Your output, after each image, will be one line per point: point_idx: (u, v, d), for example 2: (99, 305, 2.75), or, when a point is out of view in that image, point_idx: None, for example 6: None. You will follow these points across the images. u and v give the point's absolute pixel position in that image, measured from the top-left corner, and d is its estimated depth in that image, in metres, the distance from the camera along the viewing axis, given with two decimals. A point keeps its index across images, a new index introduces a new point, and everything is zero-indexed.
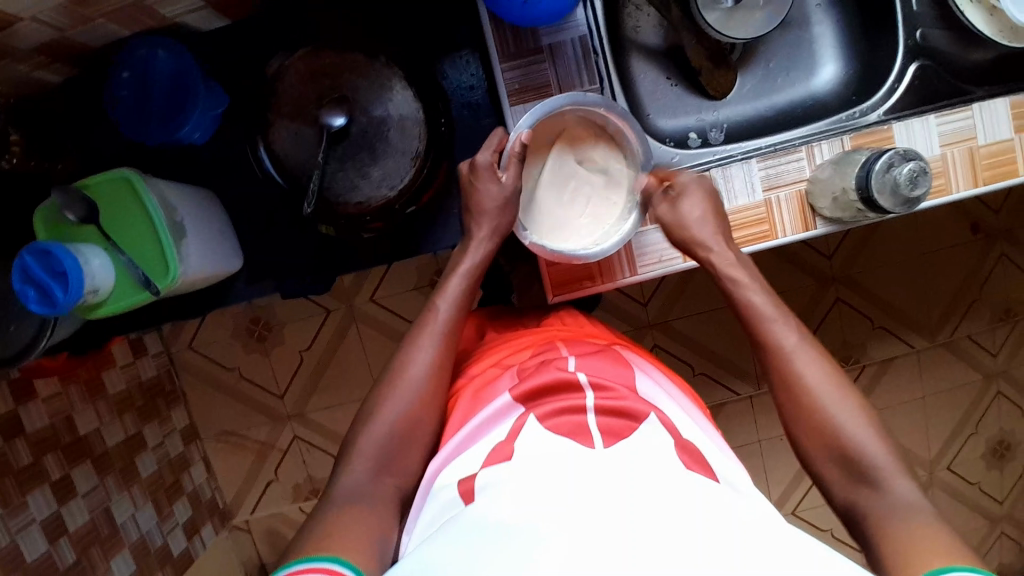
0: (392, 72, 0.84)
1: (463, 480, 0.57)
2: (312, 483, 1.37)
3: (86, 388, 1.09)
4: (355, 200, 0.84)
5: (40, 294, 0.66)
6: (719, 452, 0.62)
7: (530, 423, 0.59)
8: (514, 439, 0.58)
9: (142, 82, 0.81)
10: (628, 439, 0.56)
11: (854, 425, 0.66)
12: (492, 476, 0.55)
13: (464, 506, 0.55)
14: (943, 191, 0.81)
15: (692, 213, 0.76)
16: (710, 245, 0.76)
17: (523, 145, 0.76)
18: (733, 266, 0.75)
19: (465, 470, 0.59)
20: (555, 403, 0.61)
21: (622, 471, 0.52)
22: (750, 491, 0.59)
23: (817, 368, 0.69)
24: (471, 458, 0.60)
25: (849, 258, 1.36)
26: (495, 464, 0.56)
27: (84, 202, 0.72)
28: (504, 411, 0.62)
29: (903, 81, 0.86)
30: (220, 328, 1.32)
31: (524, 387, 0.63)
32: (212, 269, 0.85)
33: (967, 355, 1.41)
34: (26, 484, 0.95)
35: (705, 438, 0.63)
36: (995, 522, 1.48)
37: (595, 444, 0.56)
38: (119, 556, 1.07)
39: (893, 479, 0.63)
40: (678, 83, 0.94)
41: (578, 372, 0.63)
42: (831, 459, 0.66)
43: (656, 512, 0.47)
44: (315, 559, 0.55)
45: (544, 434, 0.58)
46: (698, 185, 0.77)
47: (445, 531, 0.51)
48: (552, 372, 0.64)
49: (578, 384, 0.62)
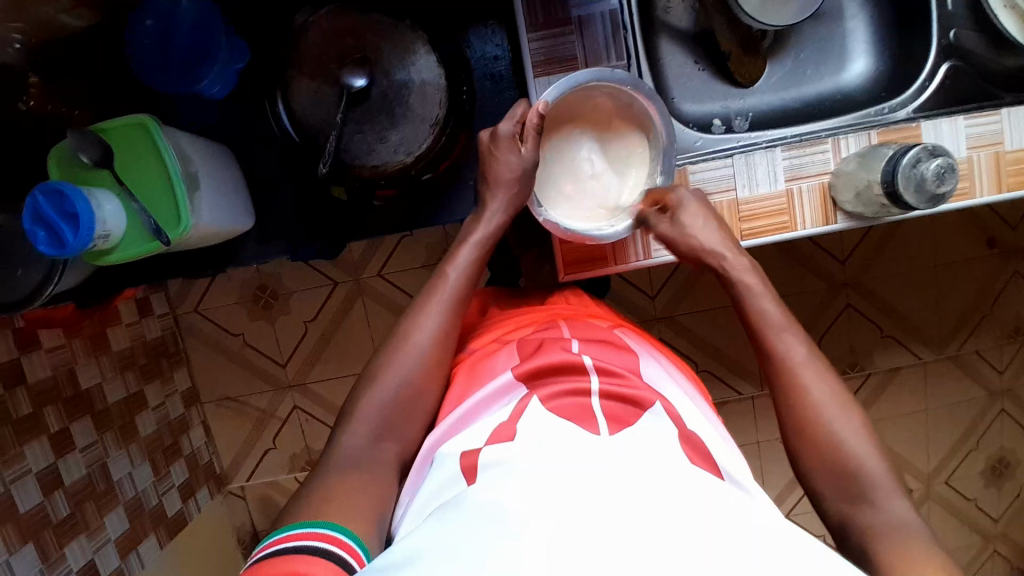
0: (417, 37, 0.83)
1: (466, 453, 0.56)
2: (308, 454, 1.37)
3: (90, 343, 1.09)
4: (371, 164, 0.84)
5: (50, 235, 0.65)
6: (723, 445, 0.61)
7: (533, 405, 0.58)
8: (517, 420, 0.57)
9: (165, 31, 0.80)
10: (632, 428, 0.55)
11: (857, 443, 0.65)
12: (497, 454, 0.53)
13: (465, 484, 0.53)
14: (967, 194, 0.79)
15: (694, 226, 0.75)
16: (725, 252, 0.76)
17: (541, 116, 0.73)
18: (744, 273, 0.76)
19: (469, 444, 0.57)
20: (560, 384, 0.60)
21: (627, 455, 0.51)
22: (755, 490, 0.57)
23: (824, 384, 0.68)
24: (472, 434, 0.58)
25: (863, 264, 1.34)
26: (497, 442, 0.55)
27: (99, 145, 0.71)
28: (507, 390, 0.61)
29: (935, 80, 0.84)
30: (226, 293, 1.32)
31: (526, 366, 0.62)
32: (223, 225, 0.84)
33: (973, 371, 1.39)
34: (23, 434, 0.95)
35: (711, 430, 0.62)
36: (990, 541, 1.47)
37: (600, 430, 0.54)
38: (113, 514, 1.08)
39: (890, 497, 0.62)
40: (705, 68, 0.92)
41: (583, 356, 0.62)
42: (828, 475, 0.65)
43: (665, 497, 0.46)
44: (314, 525, 0.55)
45: (545, 415, 0.56)
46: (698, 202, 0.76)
47: (444, 511, 0.49)
48: (557, 354, 0.63)
49: (583, 367, 0.61)
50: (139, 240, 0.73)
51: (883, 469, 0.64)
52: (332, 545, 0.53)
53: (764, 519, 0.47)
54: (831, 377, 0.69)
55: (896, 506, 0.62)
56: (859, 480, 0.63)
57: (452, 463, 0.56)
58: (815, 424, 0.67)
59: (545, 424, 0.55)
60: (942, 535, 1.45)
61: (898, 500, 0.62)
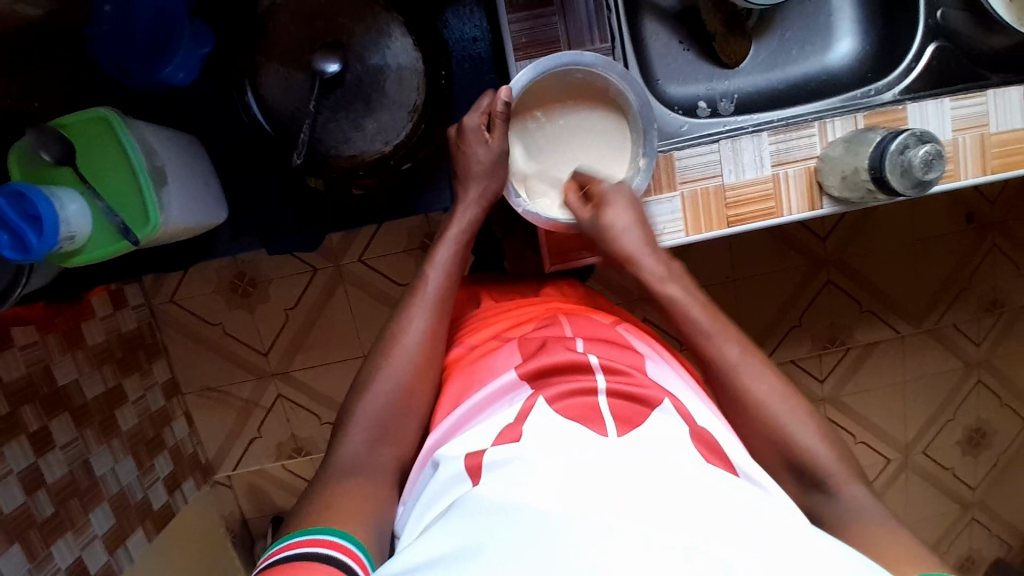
0: (392, 19, 0.80)
1: (470, 454, 0.54)
2: (296, 441, 1.36)
3: (64, 339, 1.06)
4: (348, 153, 0.82)
5: (14, 239, 0.62)
6: (727, 437, 0.59)
7: (539, 406, 0.56)
8: (523, 421, 0.55)
9: (125, 17, 0.76)
10: (643, 428, 0.53)
11: (810, 432, 0.62)
12: (504, 454, 0.51)
13: (471, 484, 0.51)
14: (952, 176, 0.79)
15: (617, 223, 0.72)
16: (642, 258, 0.72)
17: (507, 105, 0.73)
18: (665, 282, 0.71)
19: (472, 445, 0.55)
20: (563, 384, 0.58)
21: (641, 453, 0.49)
22: (772, 486, 0.55)
23: (779, 382, 0.65)
24: (476, 435, 0.57)
25: (845, 239, 1.34)
26: (505, 444, 0.53)
27: (60, 141, 0.68)
28: (512, 391, 0.59)
29: (921, 62, 0.83)
30: (204, 282, 1.28)
31: (529, 365, 0.60)
32: (194, 222, 0.82)
33: (950, 343, 1.42)
34: (1, 435, 0.92)
35: (712, 418, 0.61)
36: (966, 508, 1.52)
37: (608, 431, 0.52)
38: (98, 509, 1.06)
39: (849, 480, 0.60)
40: (689, 48, 0.90)
41: (589, 355, 0.61)
42: (789, 471, 0.63)
43: (683, 496, 0.44)
44: (319, 532, 0.53)
45: (551, 417, 0.54)
46: (622, 188, 0.74)
47: (453, 514, 0.47)
48: (561, 353, 0.61)
49: (589, 366, 0.59)
50: (108, 239, 0.70)
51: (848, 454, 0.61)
52: (335, 551, 0.51)
53: (766, 507, 0.46)
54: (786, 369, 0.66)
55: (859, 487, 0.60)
56: (808, 485, 0.62)
57: (455, 463, 0.54)
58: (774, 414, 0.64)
59: (549, 423, 0.54)
60: (919, 503, 1.49)
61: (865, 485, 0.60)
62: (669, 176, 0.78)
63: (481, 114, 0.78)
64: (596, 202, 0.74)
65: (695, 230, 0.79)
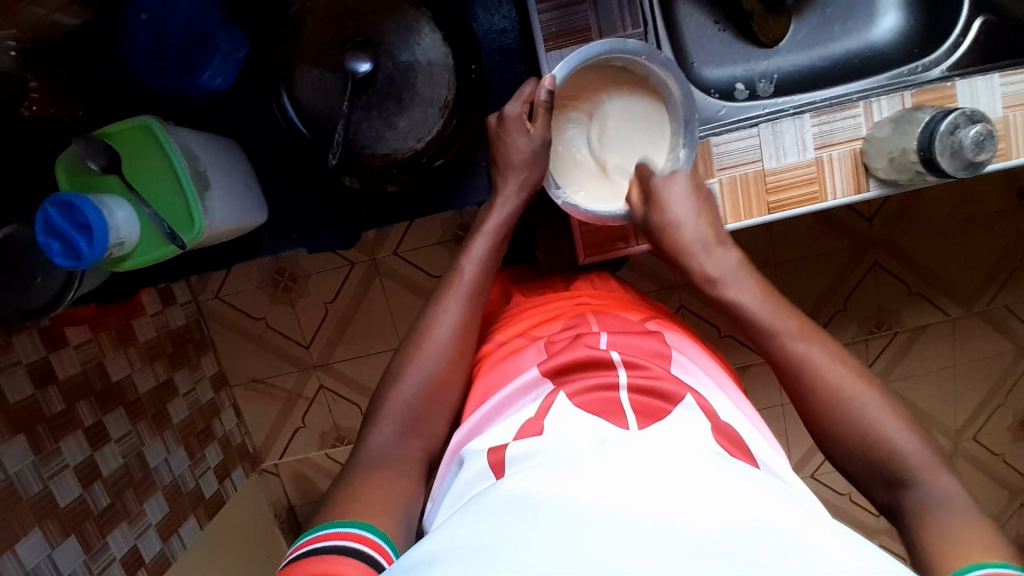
0: (420, 14, 0.80)
1: (493, 449, 0.54)
2: (338, 431, 1.39)
3: (116, 336, 1.10)
4: (382, 151, 0.82)
5: (65, 247, 0.65)
6: (753, 433, 0.58)
7: (559, 402, 0.56)
8: (544, 416, 0.55)
9: (160, 24, 0.77)
10: (663, 421, 0.52)
11: (860, 427, 0.60)
12: (522, 450, 0.52)
13: (493, 479, 0.51)
14: (1004, 155, 0.75)
15: (679, 217, 0.71)
16: (693, 254, 0.72)
17: (550, 93, 0.72)
18: (715, 273, 0.70)
19: (498, 438, 0.55)
20: (582, 381, 0.58)
21: (662, 446, 0.49)
22: (794, 483, 0.55)
23: (825, 373, 0.63)
24: (501, 429, 0.57)
25: (891, 220, 1.29)
26: (523, 438, 0.53)
27: (105, 151, 0.70)
28: (532, 387, 0.59)
29: (969, 36, 0.81)
30: (246, 278, 1.31)
31: (551, 362, 0.60)
32: (237, 222, 0.84)
33: (1003, 326, 1.36)
34: (58, 430, 0.96)
35: (741, 416, 0.60)
36: (1018, 496, 1.46)
37: (628, 423, 0.52)
38: (152, 499, 1.10)
39: (898, 475, 0.58)
40: (726, 29, 0.87)
41: (611, 351, 0.60)
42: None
43: (691, 485, 0.44)
44: (345, 524, 0.54)
45: (574, 411, 0.54)
46: (677, 180, 0.72)
47: (474, 506, 0.47)
48: (582, 350, 0.61)
49: (611, 362, 0.59)
50: (155, 244, 0.72)
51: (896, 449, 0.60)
52: (362, 545, 0.52)
53: (792, 506, 0.44)
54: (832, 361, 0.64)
55: (915, 480, 0.58)
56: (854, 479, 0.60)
57: (480, 459, 0.54)
58: (820, 404, 0.62)
59: (568, 416, 0.54)
60: (968, 490, 1.45)
61: (917, 478, 0.58)
62: (706, 164, 0.76)
63: (523, 103, 0.76)
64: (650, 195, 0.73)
65: (734, 218, 0.77)
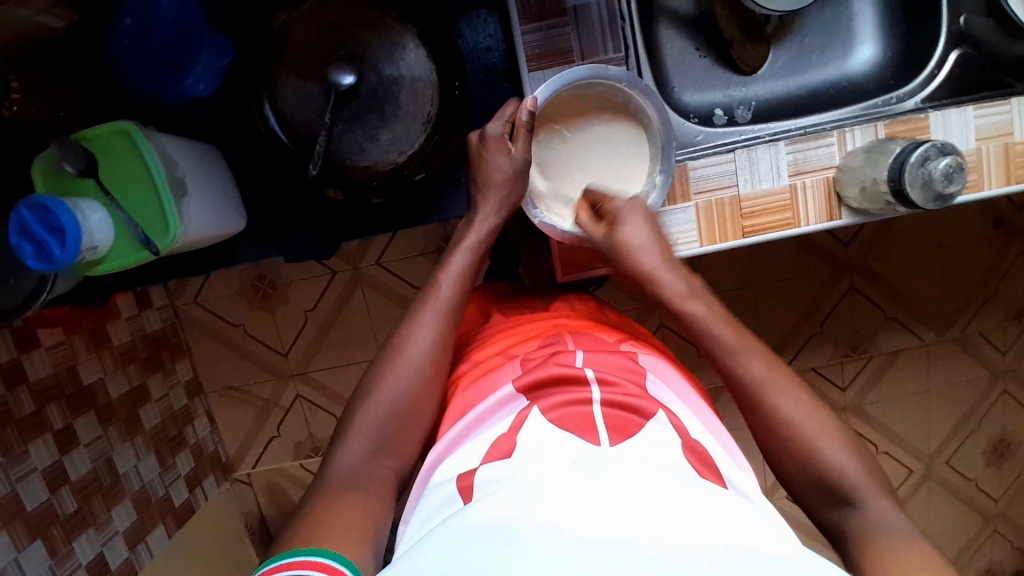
0: (406, 30, 0.81)
1: (461, 475, 0.54)
2: (313, 441, 1.37)
3: (90, 339, 1.09)
4: (363, 164, 0.83)
5: (37, 249, 0.64)
6: (723, 455, 0.58)
7: (532, 417, 0.56)
8: (517, 432, 0.55)
9: (145, 28, 0.77)
10: (634, 438, 0.53)
11: (828, 454, 0.61)
12: (493, 474, 0.51)
13: (463, 504, 0.51)
14: (975, 187, 0.77)
15: (633, 240, 0.71)
16: (661, 277, 0.71)
17: (532, 113, 0.73)
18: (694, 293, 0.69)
19: (466, 463, 0.55)
20: (558, 395, 0.58)
21: (630, 464, 0.49)
22: (761, 503, 0.55)
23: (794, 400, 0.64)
24: (468, 453, 0.56)
25: (868, 246, 1.32)
26: (492, 461, 0.53)
27: (83, 154, 0.70)
28: (506, 403, 0.59)
29: (944, 69, 0.82)
30: (225, 284, 1.30)
31: (524, 379, 0.60)
32: (214, 230, 0.83)
33: (977, 352, 1.38)
34: (27, 432, 0.95)
35: (706, 430, 0.60)
36: (989, 520, 1.48)
37: (600, 440, 0.52)
38: (120, 506, 1.08)
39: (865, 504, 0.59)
40: (706, 56, 0.89)
41: (584, 368, 0.60)
42: (804, 488, 0.62)
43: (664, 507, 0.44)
44: (307, 553, 0.52)
45: (547, 427, 0.54)
46: (637, 205, 0.73)
47: (439, 531, 0.46)
48: (553, 366, 0.61)
49: (584, 378, 0.59)
50: (129, 250, 0.72)
51: (862, 476, 0.60)
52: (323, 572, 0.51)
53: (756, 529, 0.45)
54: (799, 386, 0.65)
55: (880, 505, 0.59)
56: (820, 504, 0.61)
57: (448, 486, 0.54)
58: (789, 429, 0.63)
59: (540, 436, 0.53)
60: (940, 514, 1.46)
61: (879, 506, 0.59)
62: (683, 187, 0.77)
63: (504, 123, 0.76)
64: (609, 219, 0.73)
65: (709, 240, 0.78)
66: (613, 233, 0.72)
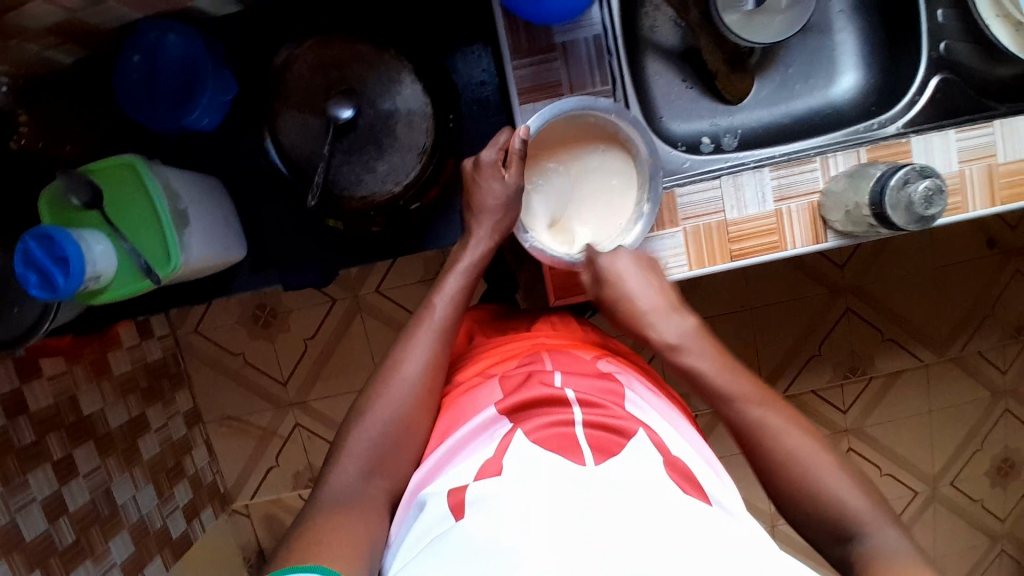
0: (402, 66, 0.84)
1: (454, 491, 0.53)
2: (312, 472, 1.36)
3: (92, 369, 1.10)
4: (361, 194, 0.85)
5: (41, 279, 0.66)
6: (706, 471, 0.58)
7: (516, 439, 0.56)
8: (502, 455, 0.55)
9: (152, 66, 0.82)
10: (618, 457, 0.53)
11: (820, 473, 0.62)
12: (487, 491, 0.51)
13: (453, 522, 0.50)
14: (960, 208, 0.79)
15: (623, 286, 0.74)
16: (653, 319, 0.73)
17: (524, 141, 0.75)
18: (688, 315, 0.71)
19: (459, 480, 0.55)
20: (542, 417, 0.58)
21: (615, 485, 0.50)
22: (743, 515, 0.56)
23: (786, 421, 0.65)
24: (457, 472, 0.57)
25: (861, 268, 1.33)
26: (483, 479, 0.52)
27: (89, 187, 0.72)
28: (489, 426, 0.60)
29: (925, 94, 0.84)
30: (226, 313, 1.32)
31: (508, 401, 0.60)
32: (214, 259, 0.85)
33: (976, 372, 1.39)
34: (28, 462, 0.95)
35: (685, 444, 0.61)
36: (997, 542, 1.47)
37: (586, 461, 0.53)
38: (117, 537, 1.08)
39: (859, 523, 0.60)
40: (693, 86, 0.92)
41: (566, 389, 0.61)
42: (798, 508, 0.62)
43: (650, 527, 0.45)
44: (304, 572, 0.53)
45: (533, 449, 0.54)
46: (619, 255, 0.75)
47: (433, 551, 0.48)
48: (538, 388, 0.61)
49: (565, 399, 0.59)
50: (131, 279, 0.74)
51: (854, 495, 0.61)
52: None
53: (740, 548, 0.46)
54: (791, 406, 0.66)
55: (874, 523, 0.60)
56: (815, 524, 0.62)
57: (441, 502, 0.53)
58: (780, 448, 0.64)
59: (525, 455, 0.54)
60: (947, 537, 1.45)
61: (872, 524, 0.59)
62: (671, 213, 0.79)
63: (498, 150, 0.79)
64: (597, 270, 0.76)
65: (698, 264, 0.80)
66: (602, 288, 0.75)
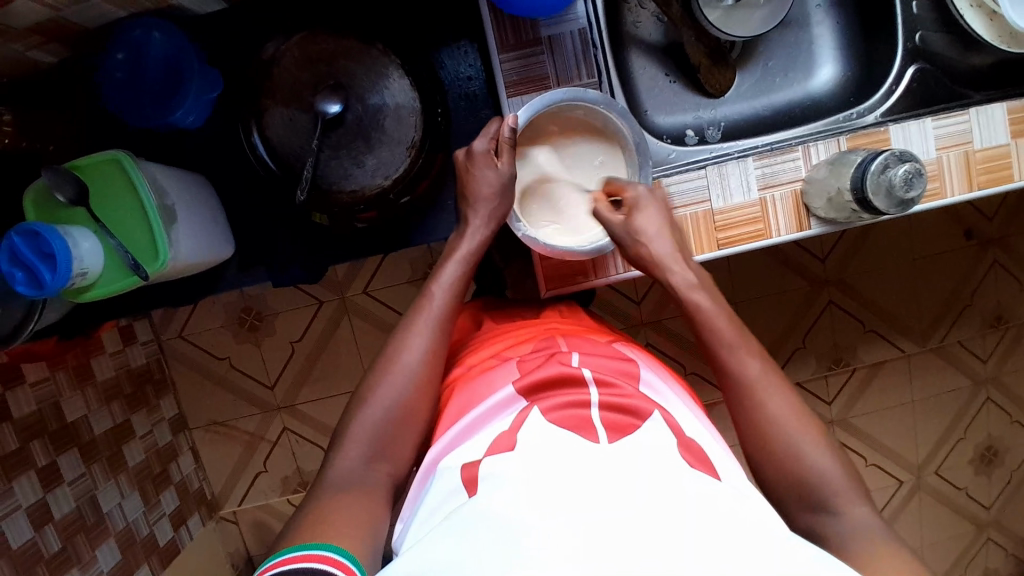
0: (390, 61, 0.85)
1: (466, 465, 0.54)
2: (301, 476, 1.36)
3: (75, 375, 1.08)
4: (350, 189, 0.86)
5: (28, 276, 0.66)
6: (716, 448, 0.60)
7: (533, 417, 0.57)
8: (516, 431, 0.56)
9: (136, 64, 0.82)
10: (632, 436, 0.54)
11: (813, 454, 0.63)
12: (498, 466, 0.52)
13: (467, 496, 0.51)
14: (938, 193, 0.81)
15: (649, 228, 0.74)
16: (670, 265, 0.74)
17: (512, 130, 0.76)
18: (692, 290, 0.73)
19: (469, 456, 0.56)
20: (558, 396, 0.59)
21: (631, 462, 0.50)
22: (753, 490, 0.57)
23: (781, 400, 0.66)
24: (473, 447, 0.58)
25: (843, 259, 1.36)
26: (498, 454, 0.54)
27: (74, 183, 0.71)
28: (506, 404, 0.60)
29: (902, 84, 0.86)
30: (212, 316, 1.31)
31: (526, 380, 0.61)
32: (202, 255, 0.84)
33: (958, 361, 1.41)
34: (12, 470, 0.94)
35: (699, 424, 0.63)
36: (982, 529, 1.49)
37: (599, 438, 0.54)
38: (104, 546, 1.07)
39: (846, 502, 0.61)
40: (676, 79, 0.94)
41: (583, 368, 0.62)
42: (786, 488, 0.64)
43: (662, 503, 0.45)
44: (313, 548, 0.54)
45: (548, 426, 0.55)
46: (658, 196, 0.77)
47: (444, 523, 0.48)
48: (555, 366, 0.62)
49: (582, 378, 0.60)
50: (119, 276, 0.73)
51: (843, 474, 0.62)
52: (330, 566, 0.52)
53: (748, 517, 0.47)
54: (779, 388, 0.67)
55: (862, 501, 0.61)
56: (804, 505, 0.63)
57: (454, 476, 0.55)
58: (769, 432, 0.65)
59: (541, 434, 0.54)
60: (931, 525, 1.47)
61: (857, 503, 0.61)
62: None
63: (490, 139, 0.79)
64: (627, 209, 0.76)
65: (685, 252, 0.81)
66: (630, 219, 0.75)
